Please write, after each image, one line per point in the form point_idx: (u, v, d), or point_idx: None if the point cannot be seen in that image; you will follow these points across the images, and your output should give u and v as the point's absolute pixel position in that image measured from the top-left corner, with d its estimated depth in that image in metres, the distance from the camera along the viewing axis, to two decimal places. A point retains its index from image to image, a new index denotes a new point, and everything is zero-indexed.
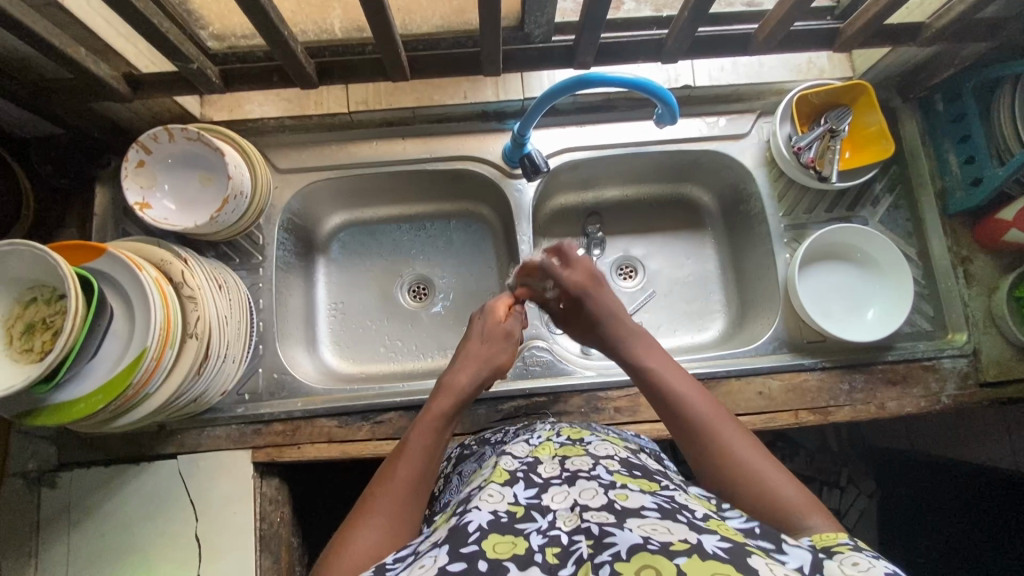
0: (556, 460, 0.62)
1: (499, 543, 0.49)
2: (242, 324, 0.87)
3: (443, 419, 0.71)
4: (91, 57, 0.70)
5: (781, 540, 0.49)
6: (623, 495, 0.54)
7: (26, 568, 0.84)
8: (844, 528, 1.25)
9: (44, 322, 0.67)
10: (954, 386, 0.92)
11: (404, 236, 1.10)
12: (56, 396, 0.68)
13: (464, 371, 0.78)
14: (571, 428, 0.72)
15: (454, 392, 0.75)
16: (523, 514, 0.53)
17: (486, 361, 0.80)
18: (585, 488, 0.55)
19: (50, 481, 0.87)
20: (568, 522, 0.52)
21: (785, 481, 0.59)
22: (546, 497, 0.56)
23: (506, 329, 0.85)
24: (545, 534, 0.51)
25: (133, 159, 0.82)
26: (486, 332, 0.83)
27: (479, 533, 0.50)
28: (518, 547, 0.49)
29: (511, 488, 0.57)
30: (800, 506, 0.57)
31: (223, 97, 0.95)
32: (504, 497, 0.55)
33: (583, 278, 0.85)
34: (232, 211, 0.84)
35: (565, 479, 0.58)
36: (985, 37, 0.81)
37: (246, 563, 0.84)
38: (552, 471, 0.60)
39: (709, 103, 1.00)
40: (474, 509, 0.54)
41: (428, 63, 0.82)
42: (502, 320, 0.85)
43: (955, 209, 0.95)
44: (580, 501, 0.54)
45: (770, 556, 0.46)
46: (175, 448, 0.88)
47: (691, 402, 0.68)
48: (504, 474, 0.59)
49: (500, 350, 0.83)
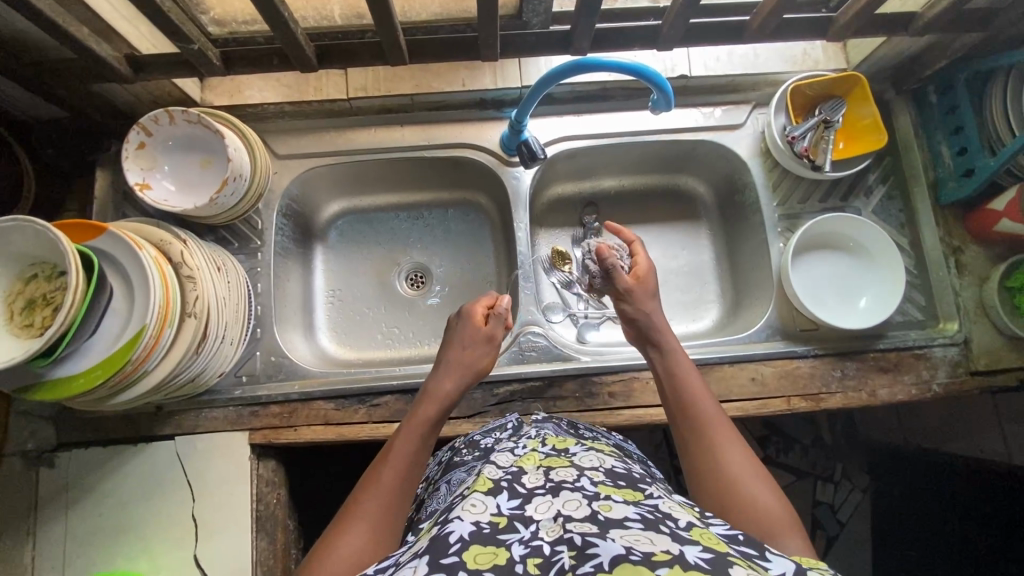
0: (541, 471, 0.64)
1: (480, 553, 0.50)
2: (240, 308, 0.88)
3: (427, 426, 0.73)
4: (94, 38, 0.71)
5: (765, 549, 0.51)
6: (607, 506, 0.55)
7: (23, 547, 0.85)
8: (839, 523, 1.29)
9: (44, 298, 0.68)
10: (945, 375, 0.93)
11: (402, 225, 1.11)
12: (54, 371, 0.68)
13: (448, 379, 0.78)
14: (556, 438, 0.75)
15: (439, 399, 0.76)
16: (506, 525, 0.54)
17: (468, 367, 0.80)
18: (568, 499, 0.56)
19: (49, 461, 0.88)
20: (550, 532, 0.52)
21: (772, 499, 0.61)
22: (529, 508, 0.57)
23: (487, 333, 0.83)
24: (528, 544, 0.51)
25: (133, 140, 0.83)
26: (467, 339, 0.82)
27: (461, 544, 0.51)
28: (500, 556, 0.50)
29: (494, 498, 0.58)
30: (782, 526, 0.59)
31: (224, 82, 0.96)
32: (487, 508, 0.56)
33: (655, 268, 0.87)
34: (230, 194, 0.85)
35: (549, 489, 0.59)
36: (978, 27, 0.82)
37: (244, 542, 0.85)
38: (536, 482, 0.61)
39: (705, 93, 1.01)
40: (456, 519, 0.55)
41: (427, 50, 0.83)
42: (480, 325, 0.83)
43: (947, 199, 0.96)
44: (563, 511, 0.55)
45: (751, 563, 0.48)
46: (173, 429, 0.89)
47: (700, 406, 0.71)
48: (488, 484, 0.61)
49: (482, 356, 0.82)
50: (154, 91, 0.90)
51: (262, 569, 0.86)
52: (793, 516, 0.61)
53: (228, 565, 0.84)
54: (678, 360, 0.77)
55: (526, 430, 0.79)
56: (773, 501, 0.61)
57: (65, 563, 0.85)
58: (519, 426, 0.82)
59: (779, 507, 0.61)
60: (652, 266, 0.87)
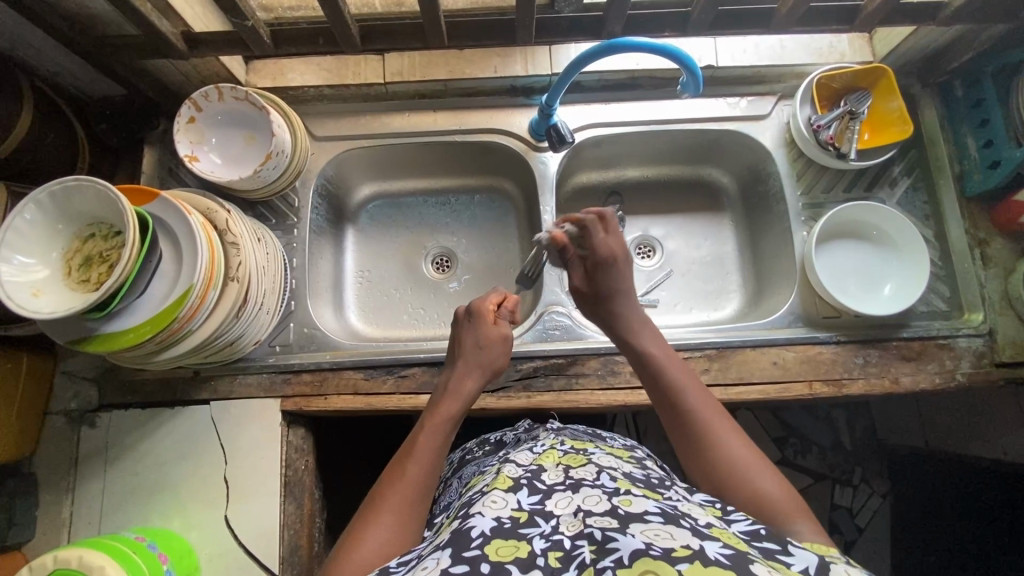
0: (560, 468, 0.66)
1: (502, 547, 0.52)
2: (277, 278, 0.91)
3: (450, 421, 0.73)
4: (156, 14, 0.76)
5: (787, 543, 0.52)
6: (627, 500, 0.56)
7: (64, 502, 0.89)
8: (856, 528, 1.27)
9: (101, 255, 0.72)
10: (969, 365, 0.92)
11: (429, 210, 1.15)
12: (103, 328, 0.72)
13: (469, 378, 0.79)
14: (575, 440, 0.76)
15: (460, 397, 0.76)
16: (527, 519, 0.56)
17: (486, 366, 0.81)
18: (588, 495, 0.58)
19: (90, 421, 0.91)
20: (571, 526, 0.54)
21: (775, 484, 0.61)
22: (549, 503, 0.58)
23: (500, 330, 0.84)
24: (548, 538, 0.53)
25: (185, 114, 0.88)
26: (485, 337, 0.82)
27: (483, 538, 0.53)
28: (522, 549, 0.52)
29: (515, 495, 0.60)
30: (789, 511, 0.59)
31: (268, 65, 1.01)
32: (507, 503, 0.58)
33: (619, 247, 0.84)
34: (273, 168, 0.89)
35: (569, 485, 0.61)
36: (1005, 18, 0.83)
37: (272, 504, 0.88)
38: (555, 479, 0.63)
39: (731, 84, 1.03)
40: (478, 514, 0.56)
41: (465, 33, 0.87)
42: (493, 325, 0.84)
43: (973, 191, 0.96)
44: (584, 506, 0.56)
45: (771, 562, 0.48)
46: (208, 394, 0.92)
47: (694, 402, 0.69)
48: (508, 481, 0.63)
49: (500, 353, 0.83)
50: (203, 71, 0.95)
51: (289, 532, 0.88)
52: (795, 493, 0.61)
53: (256, 527, 0.87)
54: (667, 359, 0.74)
55: (539, 432, 0.84)
56: (774, 482, 0.61)
57: (101, 518, 0.89)
58: (532, 428, 0.87)
59: (784, 494, 0.60)
60: (601, 251, 0.83)
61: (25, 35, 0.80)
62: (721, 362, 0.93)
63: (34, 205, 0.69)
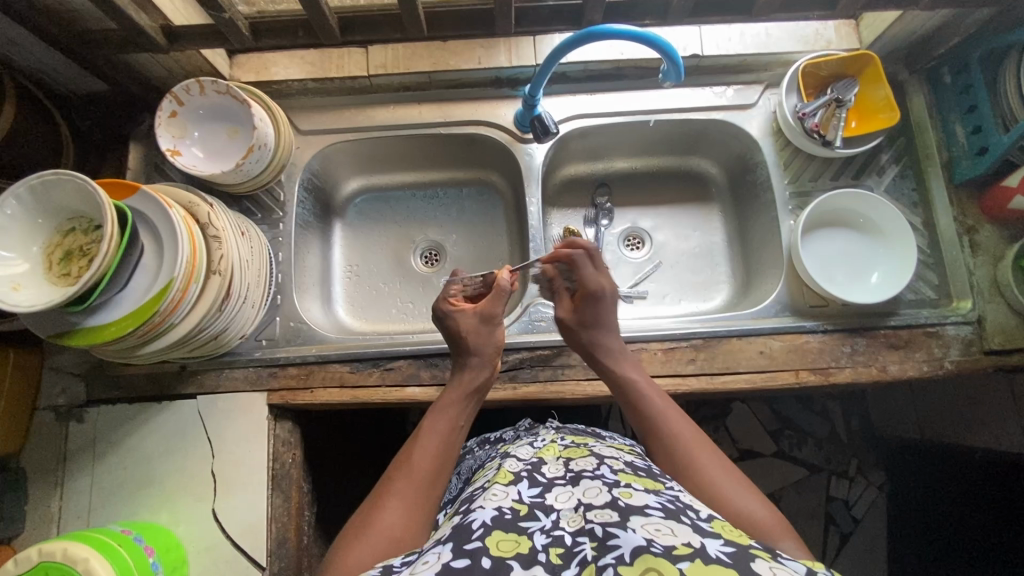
0: (560, 462, 0.66)
1: (502, 540, 0.52)
2: (263, 272, 0.92)
3: (456, 405, 0.74)
4: (133, 7, 0.76)
5: (781, 550, 0.51)
6: (627, 493, 0.56)
7: (53, 497, 0.89)
8: (853, 519, 1.27)
9: (81, 249, 0.72)
10: (958, 353, 0.91)
11: (418, 204, 1.15)
12: (86, 322, 0.72)
13: (471, 370, 0.78)
14: (575, 436, 0.76)
15: (466, 387, 0.76)
16: (527, 512, 0.55)
17: (482, 355, 0.79)
18: (589, 488, 0.58)
19: (78, 416, 0.92)
20: (572, 522, 0.54)
21: (760, 507, 0.61)
22: (550, 497, 0.58)
23: (467, 317, 0.81)
24: (549, 533, 0.53)
25: (166, 108, 0.88)
26: (463, 326, 0.80)
27: (483, 530, 0.53)
28: (523, 545, 0.51)
29: (515, 487, 0.59)
30: (774, 532, 0.59)
31: (251, 59, 1.01)
32: (508, 495, 0.58)
33: (607, 282, 0.83)
34: (256, 161, 0.89)
35: (569, 479, 0.61)
36: (988, 2, 0.82)
37: (257, 499, 0.88)
38: (556, 473, 0.63)
39: (717, 73, 1.03)
40: (478, 508, 0.56)
41: (444, 23, 0.86)
42: (462, 312, 0.81)
43: (961, 178, 0.95)
44: (584, 500, 0.56)
45: (773, 558, 0.49)
46: (196, 388, 0.92)
47: (675, 429, 0.69)
48: (508, 476, 0.62)
49: (489, 339, 0.80)
50: (185, 66, 0.95)
51: (276, 525, 0.88)
52: (781, 518, 0.61)
53: (244, 521, 0.87)
54: (649, 390, 0.74)
55: (538, 430, 0.83)
56: (761, 510, 0.60)
57: (91, 512, 0.89)
58: (531, 427, 0.86)
59: (767, 516, 0.60)
60: (599, 282, 0.83)
61: (7, 31, 0.80)
62: (707, 352, 0.92)
63: (13, 199, 0.69)
